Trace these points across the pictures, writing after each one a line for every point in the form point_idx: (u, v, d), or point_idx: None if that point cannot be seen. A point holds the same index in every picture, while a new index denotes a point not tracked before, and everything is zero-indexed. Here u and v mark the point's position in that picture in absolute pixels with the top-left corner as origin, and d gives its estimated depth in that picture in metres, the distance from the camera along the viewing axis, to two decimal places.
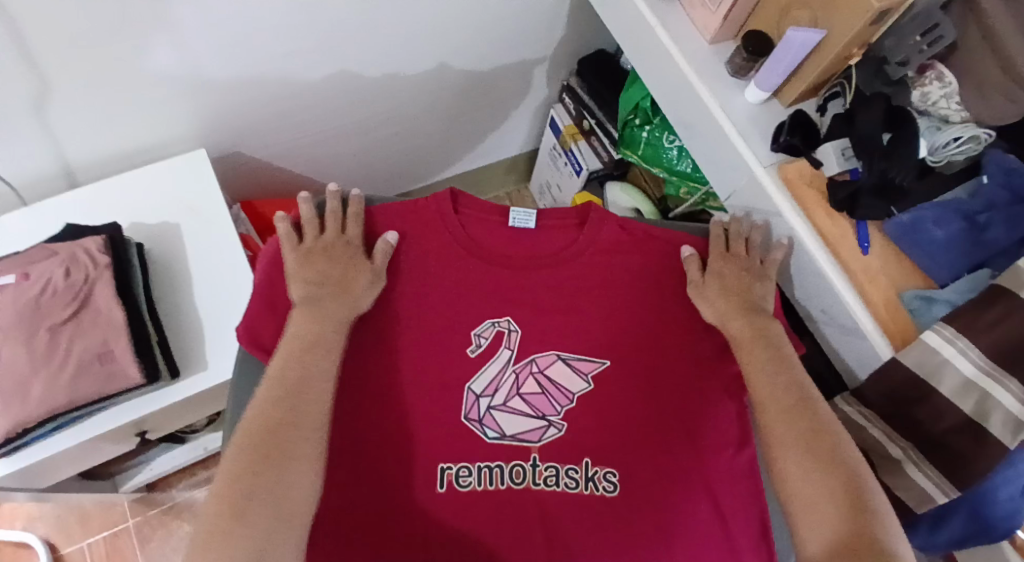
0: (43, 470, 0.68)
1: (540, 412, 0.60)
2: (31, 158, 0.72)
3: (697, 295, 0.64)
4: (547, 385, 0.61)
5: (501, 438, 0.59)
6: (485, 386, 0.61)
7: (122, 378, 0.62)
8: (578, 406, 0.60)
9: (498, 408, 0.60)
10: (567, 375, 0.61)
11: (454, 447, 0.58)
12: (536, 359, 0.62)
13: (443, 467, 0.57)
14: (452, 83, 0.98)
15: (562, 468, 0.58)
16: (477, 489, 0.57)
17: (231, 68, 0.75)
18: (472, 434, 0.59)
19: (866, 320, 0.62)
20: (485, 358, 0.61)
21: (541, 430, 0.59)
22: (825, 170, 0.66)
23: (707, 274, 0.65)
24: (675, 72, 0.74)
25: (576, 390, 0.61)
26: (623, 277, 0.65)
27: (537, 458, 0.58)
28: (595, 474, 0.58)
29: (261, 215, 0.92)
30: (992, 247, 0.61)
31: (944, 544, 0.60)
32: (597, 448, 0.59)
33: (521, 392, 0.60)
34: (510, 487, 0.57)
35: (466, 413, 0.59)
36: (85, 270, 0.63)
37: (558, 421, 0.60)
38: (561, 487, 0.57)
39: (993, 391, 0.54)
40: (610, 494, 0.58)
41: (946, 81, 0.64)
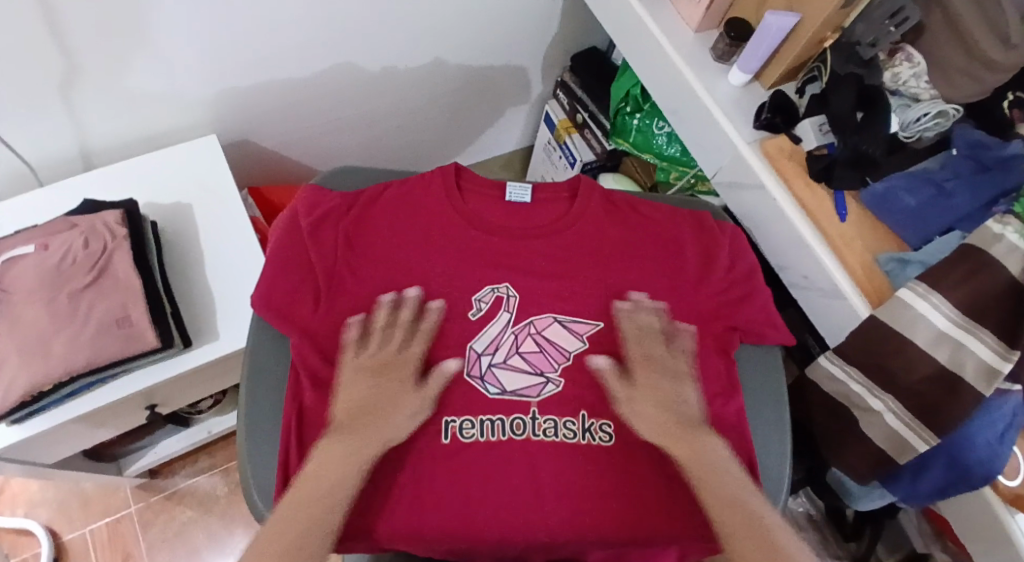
0: (56, 438, 0.70)
1: (538, 368, 0.63)
2: (51, 138, 0.75)
3: (627, 414, 0.59)
4: (545, 345, 0.64)
5: (502, 393, 0.61)
6: (487, 345, 0.64)
7: (138, 341, 0.64)
8: (574, 364, 0.64)
9: (499, 366, 0.63)
10: (562, 336, 0.65)
11: (457, 402, 0.60)
12: (534, 321, 0.65)
13: (448, 420, 0.60)
14: (452, 79, 1.03)
15: (560, 421, 0.61)
16: (481, 440, 0.59)
17: (246, 60, 0.80)
18: (474, 390, 0.61)
19: (844, 280, 0.66)
20: (484, 322, 0.65)
21: (541, 386, 0.62)
22: (804, 145, 0.71)
23: (636, 389, 0.60)
24: (663, 59, 0.79)
25: (572, 348, 0.64)
26: (617, 244, 0.68)
27: (536, 411, 0.61)
28: (591, 425, 0.61)
29: (268, 201, 0.96)
30: (959, 211, 0.64)
31: (926, 494, 0.63)
32: (593, 401, 0.62)
33: (520, 350, 0.64)
34: (511, 438, 0.59)
35: (468, 370, 0.62)
36: (104, 240, 0.67)
37: (556, 377, 0.63)
38: (560, 437, 0.60)
39: (966, 342, 0.58)
40: (607, 443, 0.60)
41: (914, 61, 0.68)
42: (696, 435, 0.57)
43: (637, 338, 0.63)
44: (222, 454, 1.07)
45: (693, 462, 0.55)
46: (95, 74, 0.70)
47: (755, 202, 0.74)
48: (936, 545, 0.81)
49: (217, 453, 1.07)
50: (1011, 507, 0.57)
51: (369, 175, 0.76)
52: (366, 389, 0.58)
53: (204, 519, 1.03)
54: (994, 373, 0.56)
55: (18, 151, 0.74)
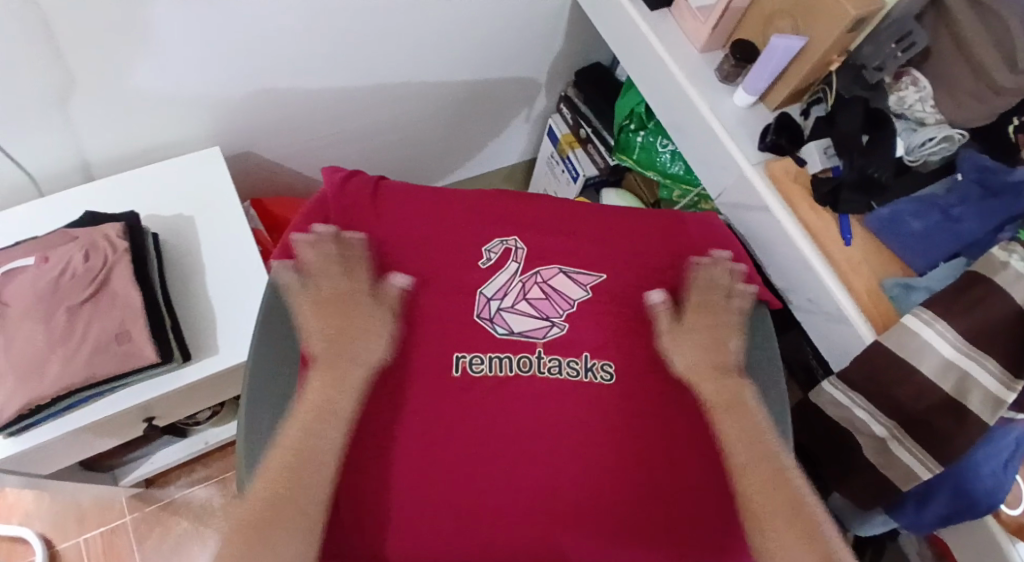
0: (51, 452, 0.70)
1: (544, 314, 0.64)
2: (53, 149, 0.75)
3: (671, 356, 0.63)
4: (551, 293, 0.65)
5: (510, 334, 0.62)
6: (495, 290, 0.65)
7: (137, 357, 0.64)
8: (579, 310, 0.65)
9: (507, 310, 0.64)
10: (568, 285, 0.66)
11: (468, 340, 0.62)
12: (540, 271, 0.66)
13: (458, 355, 0.61)
14: (455, 93, 1.03)
15: (564, 360, 0.62)
16: (490, 376, 0.60)
17: (246, 71, 0.79)
18: (483, 329, 0.62)
19: (849, 305, 0.66)
20: (494, 270, 0.66)
21: (546, 329, 0.63)
22: (809, 168, 0.71)
23: (682, 327, 0.64)
24: (668, 78, 0.79)
25: (575, 297, 0.65)
26: (618, 216, 0.72)
27: (541, 351, 0.62)
28: (593, 364, 0.62)
29: (270, 213, 0.96)
30: (966, 237, 0.63)
31: (930, 524, 0.63)
32: (598, 344, 0.63)
33: (527, 297, 0.64)
34: (518, 374, 0.60)
35: (478, 313, 0.63)
36: (105, 254, 0.66)
37: (561, 322, 0.64)
38: (564, 375, 0.61)
39: (973, 372, 0.57)
40: (609, 381, 0.61)
41: (920, 86, 0.69)
42: (728, 378, 0.61)
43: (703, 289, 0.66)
44: (218, 465, 1.07)
45: (719, 398, 0.59)
46: (96, 84, 0.70)
47: (760, 223, 0.74)
48: None
49: (214, 464, 1.07)
50: (1014, 537, 0.56)
51: None
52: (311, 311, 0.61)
53: (199, 531, 1.02)
54: (1000, 402, 0.56)
55: (19, 161, 0.74)
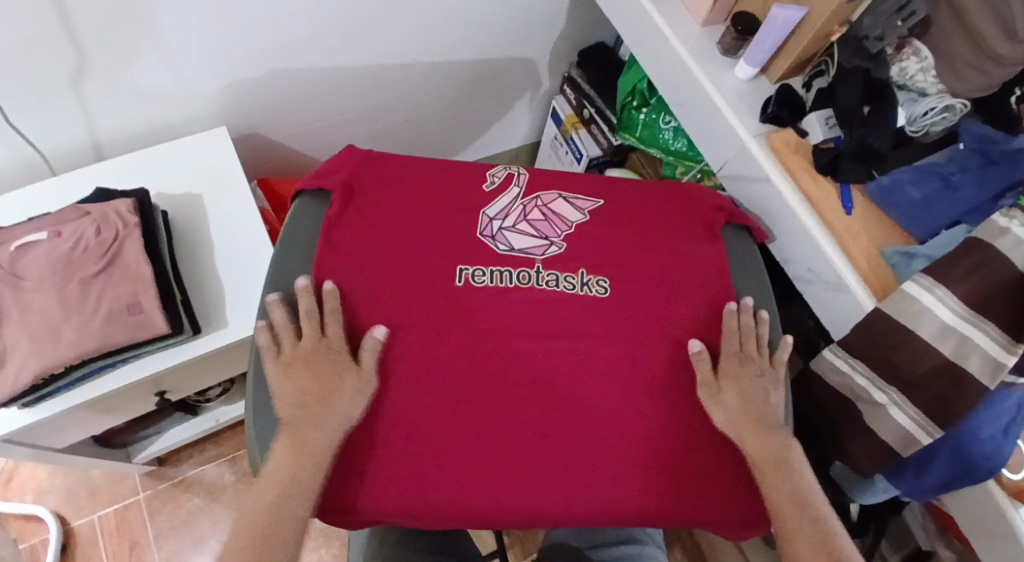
0: (65, 422, 0.71)
1: (543, 234, 0.68)
2: (64, 129, 0.77)
3: (711, 402, 0.60)
4: (550, 215, 0.69)
5: (510, 250, 0.66)
6: (498, 212, 0.68)
7: (148, 327, 0.65)
8: (576, 232, 0.68)
9: (509, 229, 0.67)
10: (566, 209, 0.70)
11: (470, 254, 0.65)
12: (541, 197, 0.70)
13: (461, 267, 0.64)
14: (459, 72, 1.03)
15: (562, 276, 0.65)
16: (491, 286, 0.64)
17: (253, 51, 0.80)
18: (485, 246, 0.66)
19: (850, 274, 0.66)
20: (497, 194, 0.70)
21: (544, 248, 0.67)
22: (810, 139, 0.72)
23: (723, 384, 0.61)
24: (670, 52, 0.79)
25: (574, 219, 0.69)
26: (621, 191, 0.73)
27: (539, 267, 0.66)
28: (589, 280, 0.65)
29: (276, 193, 0.97)
30: (963, 205, 0.63)
31: (929, 489, 0.64)
32: (594, 262, 0.67)
33: (527, 218, 0.68)
34: (517, 286, 0.64)
35: (481, 231, 0.67)
36: (115, 228, 0.68)
37: (558, 242, 0.67)
38: (561, 287, 0.65)
39: (972, 336, 0.57)
40: (603, 295, 0.65)
41: (922, 55, 0.68)
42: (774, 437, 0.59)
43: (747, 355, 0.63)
44: (229, 444, 1.09)
45: (767, 459, 0.58)
46: (104, 64, 0.71)
47: (759, 195, 0.74)
48: (941, 542, 0.84)
49: (225, 442, 1.09)
50: (1015, 501, 0.57)
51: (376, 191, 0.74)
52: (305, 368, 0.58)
53: (211, 507, 1.04)
54: (1000, 367, 0.56)
55: (32, 141, 0.76)
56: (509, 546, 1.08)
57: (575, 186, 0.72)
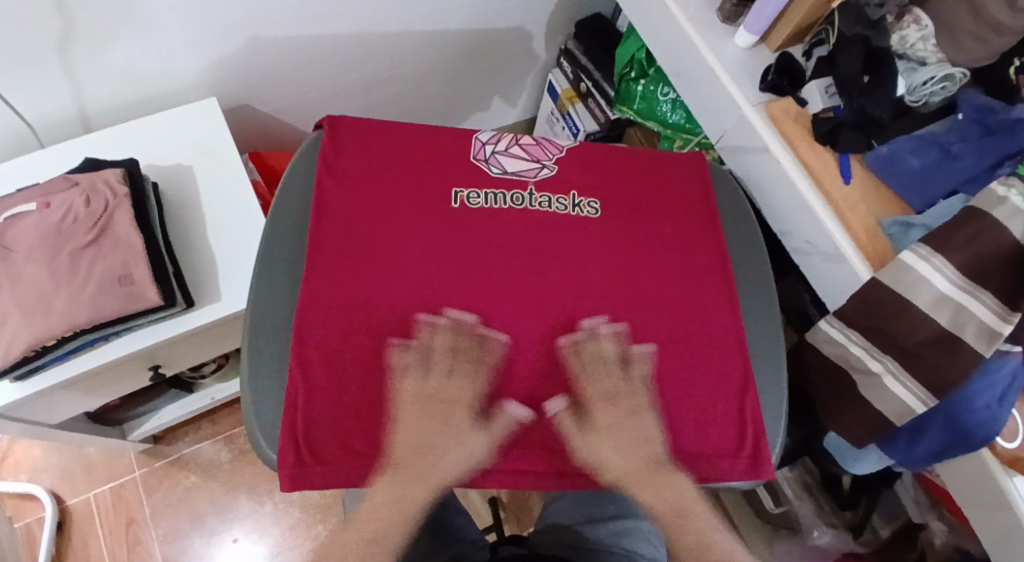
0: (58, 397, 0.71)
1: (535, 158, 0.71)
2: (50, 99, 0.75)
3: (591, 457, 0.59)
4: (541, 142, 0.73)
5: (504, 173, 0.69)
6: (490, 137, 0.72)
7: (141, 299, 0.65)
8: (567, 156, 0.72)
9: (501, 153, 0.70)
10: (556, 139, 0.74)
11: (465, 178, 0.68)
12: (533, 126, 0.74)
13: (456, 191, 0.67)
14: (453, 43, 1.02)
15: (554, 197, 0.69)
16: (486, 207, 0.66)
17: (242, 18, 0.78)
18: (479, 169, 0.69)
19: (846, 244, 0.66)
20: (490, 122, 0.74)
21: (536, 170, 0.70)
22: (810, 108, 0.71)
23: (591, 429, 0.60)
24: (668, 20, 0.78)
25: (564, 146, 0.73)
26: (619, 162, 0.73)
27: (532, 189, 0.69)
28: (579, 202, 0.69)
29: (269, 166, 0.96)
30: (962, 173, 0.63)
31: (924, 457, 0.64)
32: (585, 185, 0.70)
33: (519, 143, 0.72)
34: (511, 207, 0.67)
35: (475, 154, 0.70)
36: (105, 199, 0.67)
37: (550, 165, 0.71)
38: (553, 208, 0.68)
39: (967, 304, 0.57)
40: (593, 215, 0.68)
41: (922, 24, 0.67)
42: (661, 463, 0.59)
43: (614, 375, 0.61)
44: (225, 422, 1.09)
45: (658, 505, 0.58)
46: (90, 32, 0.69)
47: (758, 166, 0.74)
48: (932, 515, 0.86)
49: (221, 420, 1.09)
50: (1009, 469, 0.57)
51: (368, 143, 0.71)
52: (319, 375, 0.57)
53: (208, 484, 1.05)
54: (994, 336, 0.56)
55: (19, 111, 0.74)
56: (505, 520, 1.09)
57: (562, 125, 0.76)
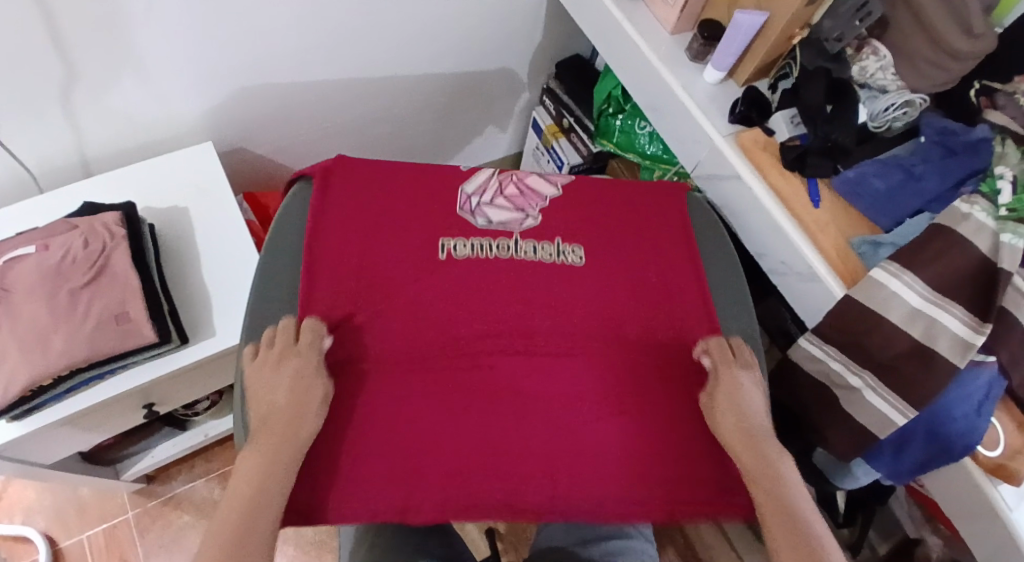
0: (52, 437, 0.71)
1: (519, 208, 0.73)
2: (50, 145, 0.78)
3: (712, 416, 0.62)
4: (526, 190, 0.75)
5: (489, 224, 0.71)
6: (476, 189, 0.73)
7: (138, 336, 0.66)
8: (551, 203, 0.74)
9: (486, 204, 0.72)
10: (540, 185, 0.76)
11: (451, 228, 0.70)
12: (517, 174, 0.76)
13: (443, 242, 0.69)
14: (440, 84, 1.06)
15: (539, 245, 0.70)
16: (473, 256, 0.68)
17: (241, 65, 0.83)
18: (466, 221, 0.71)
19: (820, 265, 0.68)
20: (474, 173, 0.75)
21: (520, 220, 0.72)
22: (778, 137, 0.75)
23: (715, 393, 0.62)
24: (641, 59, 0.82)
25: (549, 194, 0.75)
26: (600, 199, 0.76)
27: (517, 238, 0.70)
28: (564, 248, 0.70)
29: (262, 204, 0.99)
30: (927, 193, 0.66)
31: (908, 471, 0.65)
32: (567, 225, 0.72)
33: (503, 193, 0.73)
34: (498, 256, 0.68)
35: (461, 206, 0.71)
36: (104, 240, 0.69)
37: (534, 214, 0.73)
38: (538, 255, 0.69)
39: (939, 318, 0.60)
40: (578, 263, 0.70)
41: (880, 55, 0.72)
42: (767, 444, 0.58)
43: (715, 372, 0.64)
44: (219, 459, 1.09)
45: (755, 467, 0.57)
46: (92, 80, 0.73)
47: (733, 193, 0.77)
48: (927, 530, 0.87)
49: (215, 458, 1.09)
50: (994, 478, 0.58)
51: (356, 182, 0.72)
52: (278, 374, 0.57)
53: (201, 524, 1.04)
54: (969, 347, 0.57)
55: (19, 157, 0.77)
56: (502, 552, 1.08)
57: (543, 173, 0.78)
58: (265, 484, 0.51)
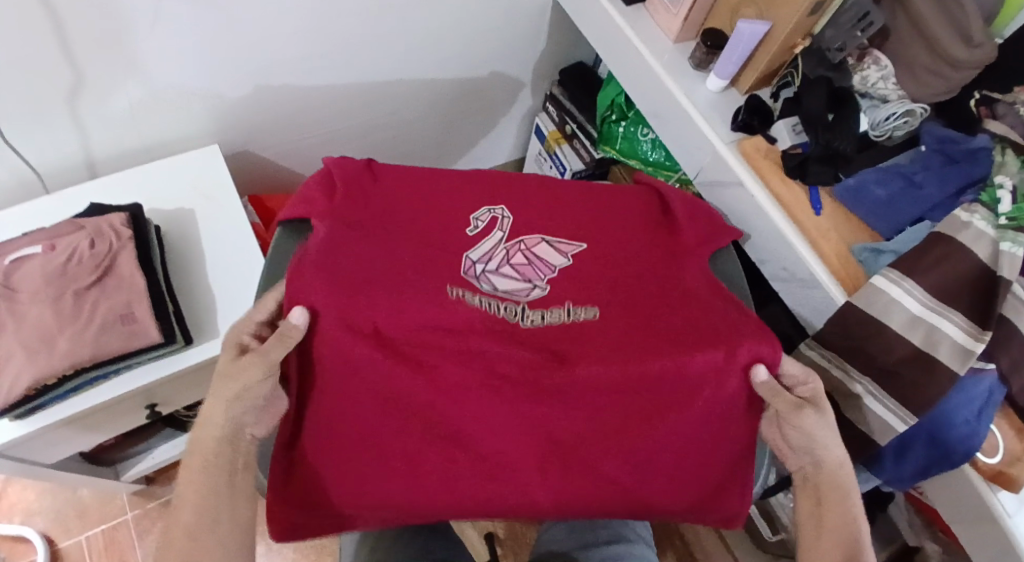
0: (54, 437, 0.72)
1: (525, 276, 0.67)
2: (57, 147, 0.79)
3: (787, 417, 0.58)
4: (534, 259, 0.69)
5: (495, 290, 0.66)
6: (481, 255, 0.68)
7: (142, 337, 0.67)
8: (562, 275, 0.67)
9: (492, 271, 0.67)
10: (551, 253, 0.69)
11: (457, 278, 0.65)
12: (524, 239, 0.70)
13: (452, 290, 0.63)
14: (445, 90, 1.07)
15: (553, 307, 0.65)
16: (483, 312, 0.62)
17: (247, 70, 0.84)
18: (470, 282, 0.65)
19: (821, 271, 0.69)
20: (481, 236, 0.70)
21: (528, 290, 0.67)
22: (780, 145, 0.75)
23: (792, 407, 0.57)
24: (645, 67, 0.83)
25: (558, 263, 0.68)
26: (613, 226, 0.73)
27: (525, 306, 0.65)
28: (574, 309, 0.64)
29: (267, 207, 1.00)
30: (927, 201, 0.67)
31: (910, 476, 0.66)
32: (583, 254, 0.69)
33: (510, 262, 0.68)
34: (507, 318, 0.62)
35: (466, 270, 0.66)
36: (109, 241, 0.69)
37: (543, 284, 0.67)
38: (549, 320, 0.64)
39: (939, 324, 0.60)
40: (593, 319, 0.64)
41: (882, 64, 0.73)
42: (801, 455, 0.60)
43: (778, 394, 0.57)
44: None
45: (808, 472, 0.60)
46: (99, 83, 0.73)
47: (735, 201, 0.78)
48: (926, 536, 0.86)
49: None
50: (993, 485, 0.58)
51: (361, 190, 0.69)
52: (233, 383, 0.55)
53: None
54: (970, 354, 0.58)
55: (26, 158, 0.77)
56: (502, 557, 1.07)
57: (557, 212, 0.73)
58: (215, 502, 0.54)
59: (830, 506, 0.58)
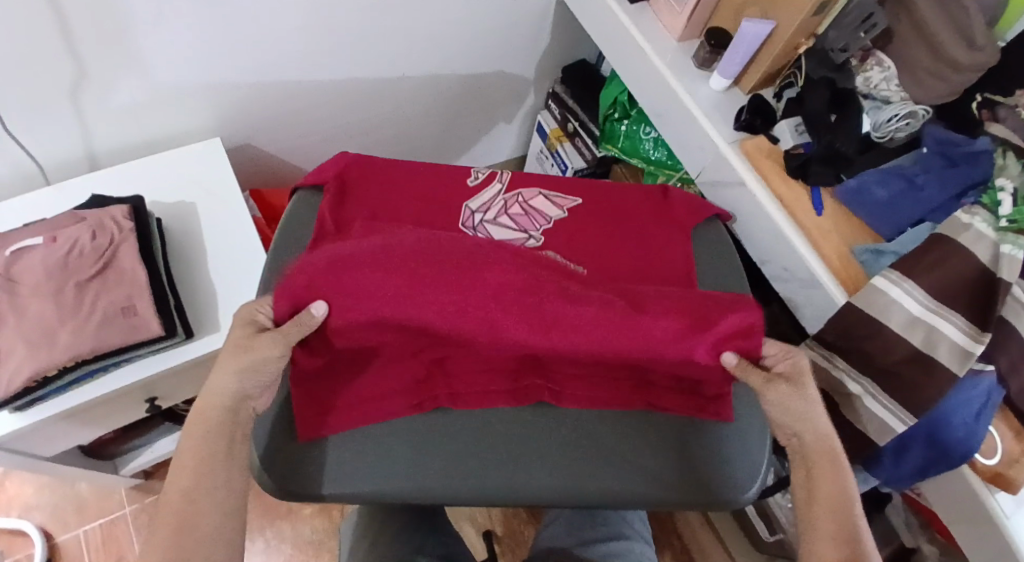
0: (54, 430, 0.72)
1: (522, 227, 0.69)
2: (60, 139, 0.78)
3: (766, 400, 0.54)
4: (529, 210, 0.71)
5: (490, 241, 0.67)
6: (480, 205, 0.70)
7: (144, 330, 0.67)
8: (555, 227, 0.70)
9: (490, 222, 0.69)
10: (547, 205, 0.71)
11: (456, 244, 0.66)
12: (523, 192, 0.72)
13: None
14: (448, 87, 1.07)
15: None
16: None
17: (249, 65, 0.84)
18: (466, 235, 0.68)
19: (822, 270, 0.69)
20: (480, 187, 0.71)
21: (522, 240, 0.68)
22: (781, 145, 0.75)
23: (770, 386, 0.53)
24: (648, 65, 0.83)
25: (552, 215, 0.70)
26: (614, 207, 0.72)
27: None
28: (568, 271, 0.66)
29: (268, 202, 0.99)
30: (929, 203, 0.67)
31: (909, 475, 0.66)
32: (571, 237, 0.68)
33: (508, 212, 0.70)
34: None
35: (463, 222, 0.69)
36: (111, 234, 0.69)
37: (537, 235, 0.69)
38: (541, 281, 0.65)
39: (939, 326, 0.60)
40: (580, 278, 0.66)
41: (885, 66, 0.73)
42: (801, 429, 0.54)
43: (748, 371, 0.53)
44: None
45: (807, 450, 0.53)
46: (102, 75, 0.73)
47: (735, 199, 0.78)
48: (923, 538, 0.87)
49: None
50: (991, 486, 0.58)
51: (355, 181, 0.69)
52: (247, 357, 0.50)
53: None
54: (968, 354, 0.58)
55: (28, 150, 0.77)
56: (500, 554, 1.08)
57: (556, 184, 0.73)
58: (211, 466, 0.48)
59: (820, 478, 0.52)
